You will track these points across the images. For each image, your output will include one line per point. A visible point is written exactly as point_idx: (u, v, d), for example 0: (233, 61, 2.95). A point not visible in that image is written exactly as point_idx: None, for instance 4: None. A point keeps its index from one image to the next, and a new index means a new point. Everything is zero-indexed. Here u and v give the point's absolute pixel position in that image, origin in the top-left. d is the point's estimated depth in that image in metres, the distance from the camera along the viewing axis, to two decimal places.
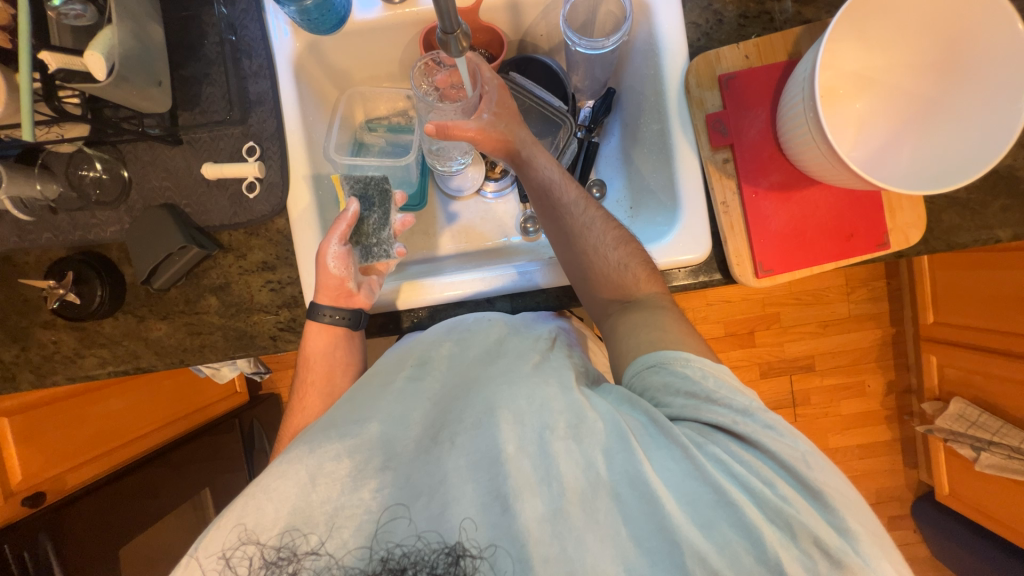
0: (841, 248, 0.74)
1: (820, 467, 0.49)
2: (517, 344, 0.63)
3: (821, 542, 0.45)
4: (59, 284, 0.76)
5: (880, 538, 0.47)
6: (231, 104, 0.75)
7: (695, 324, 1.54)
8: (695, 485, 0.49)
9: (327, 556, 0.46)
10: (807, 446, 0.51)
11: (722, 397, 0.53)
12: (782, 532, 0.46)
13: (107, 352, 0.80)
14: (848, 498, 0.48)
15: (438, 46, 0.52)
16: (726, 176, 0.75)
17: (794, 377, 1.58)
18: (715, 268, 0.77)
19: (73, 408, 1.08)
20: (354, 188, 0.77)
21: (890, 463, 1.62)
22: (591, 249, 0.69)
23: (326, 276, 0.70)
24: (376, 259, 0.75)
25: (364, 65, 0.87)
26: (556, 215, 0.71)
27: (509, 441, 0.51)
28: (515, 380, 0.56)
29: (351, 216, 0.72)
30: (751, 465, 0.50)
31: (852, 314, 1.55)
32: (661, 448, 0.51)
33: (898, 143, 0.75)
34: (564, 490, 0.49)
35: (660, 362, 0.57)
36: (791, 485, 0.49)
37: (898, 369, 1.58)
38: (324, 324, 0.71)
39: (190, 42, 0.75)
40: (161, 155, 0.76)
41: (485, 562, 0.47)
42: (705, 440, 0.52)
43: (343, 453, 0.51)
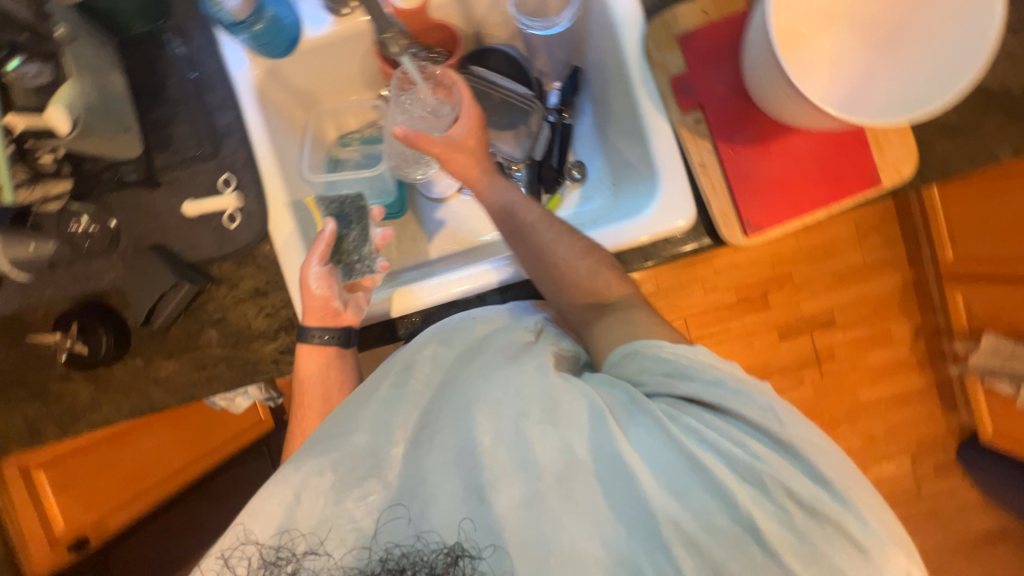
0: (830, 193, 0.72)
1: (794, 422, 0.47)
2: (500, 338, 0.62)
3: (794, 495, 0.45)
4: (65, 336, 0.78)
5: (860, 484, 0.46)
6: (202, 140, 0.77)
7: (706, 294, 1.47)
8: (671, 454, 0.48)
9: (327, 555, 0.48)
10: (782, 403, 0.50)
11: (693, 369, 0.52)
12: (756, 489, 0.46)
13: (122, 396, 0.82)
14: (823, 448, 0.46)
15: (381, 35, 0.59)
16: (699, 137, 0.73)
17: (816, 334, 1.50)
18: (703, 232, 0.75)
19: (105, 455, 1.09)
20: (330, 209, 0.78)
21: (927, 411, 1.54)
22: (561, 262, 0.68)
23: (310, 299, 0.71)
24: (361, 275, 0.76)
25: (326, 81, 0.88)
26: (518, 233, 0.71)
27: (485, 433, 0.51)
28: (491, 372, 0.56)
29: (329, 235, 0.72)
30: (724, 431, 0.48)
31: (865, 262, 1.49)
32: (636, 422, 0.51)
33: (879, 72, 0.71)
34: (541, 473, 0.49)
35: (636, 348, 0.57)
36: (766, 444, 0.47)
37: (923, 313, 1.51)
38: (315, 345, 0.71)
39: (155, 85, 0.77)
40: (143, 200, 0.78)
41: (485, 562, 0.47)
42: (681, 411, 0.51)
43: (325, 465, 0.52)
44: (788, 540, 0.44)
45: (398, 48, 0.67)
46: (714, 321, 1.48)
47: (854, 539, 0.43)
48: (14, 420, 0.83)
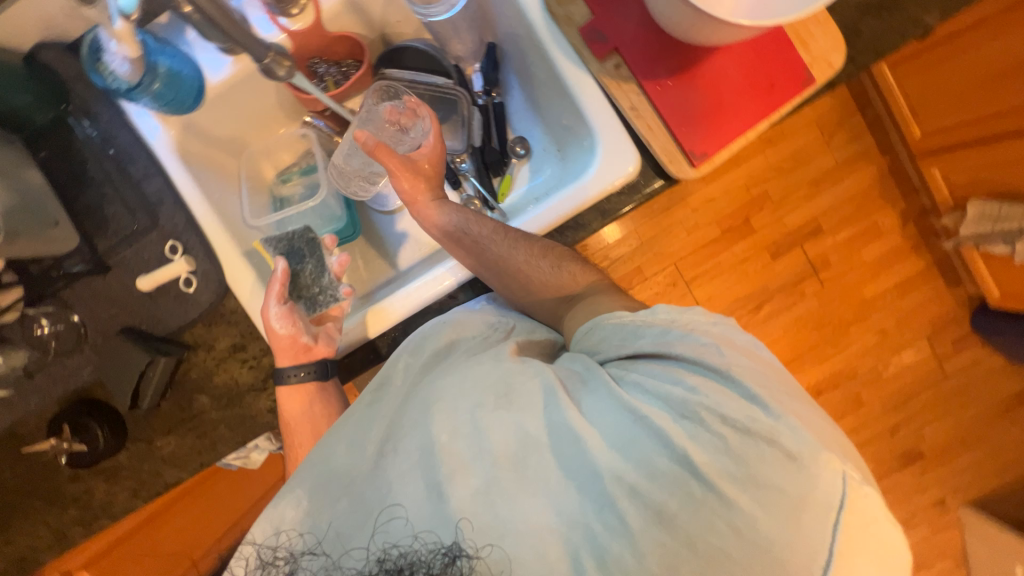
0: (766, 103, 0.71)
1: (730, 355, 0.53)
2: (469, 342, 0.65)
3: (729, 420, 0.48)
4: (60, 438, 0.78)
5: (788, 397, 0.50)
6: (137, 214, 0.76)
7: (689, 236, 1.43)
8: (615, 412, 0.51)
9: (323, 555, 0.50)
10: (722, 340, 0.55)
11: (644, 328, 0.58)
12: (691, 423, 0.49)
13: (135, 481, 0.83)
14: (756, 372, 0.51)
15: (267, 76, 0.64)
16: (623, 81, 0.72)
17: (805, 246, 1.47)
18: (652, 174, 0.74)
19: (146, 537, 1.14)
20: (279, 247, 0.76)
21: (935, 291, 1.50)
22: (524, 266, 0.70)
23: (277, 339, 0.71)
24: (327, 306, 0.75)
25: (247, 123, 0.86)
26: (478, 248, 0.72)
27: (441, 430, 0.52)
28: (451, 371, 0.58)
29: (282, 272, 0.72)
30: (665, 373, 0.52)
31: (838, 162, 1.44)
32: (587, 389, 0.54)
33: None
34: (495, 457, 0.50)
35: (594, 322, 0.63)
36: (703, 376, 0.51)
37: (907, 197, 1.48)
38: (293, 384, 0.72)
39: (75, 172, 0.75)
40: (97, 287, 0.77)
41: (484, 562, 0.47)
42: (628, 369, 0.55)
43: (302, 494, 0.54)
44: (724, 466, 0.47)
45: (285, 71, 0.65)
46: (699, 259, 1.44)
47: (785, 450, 0.46)
48: (39, 531, 0.83)
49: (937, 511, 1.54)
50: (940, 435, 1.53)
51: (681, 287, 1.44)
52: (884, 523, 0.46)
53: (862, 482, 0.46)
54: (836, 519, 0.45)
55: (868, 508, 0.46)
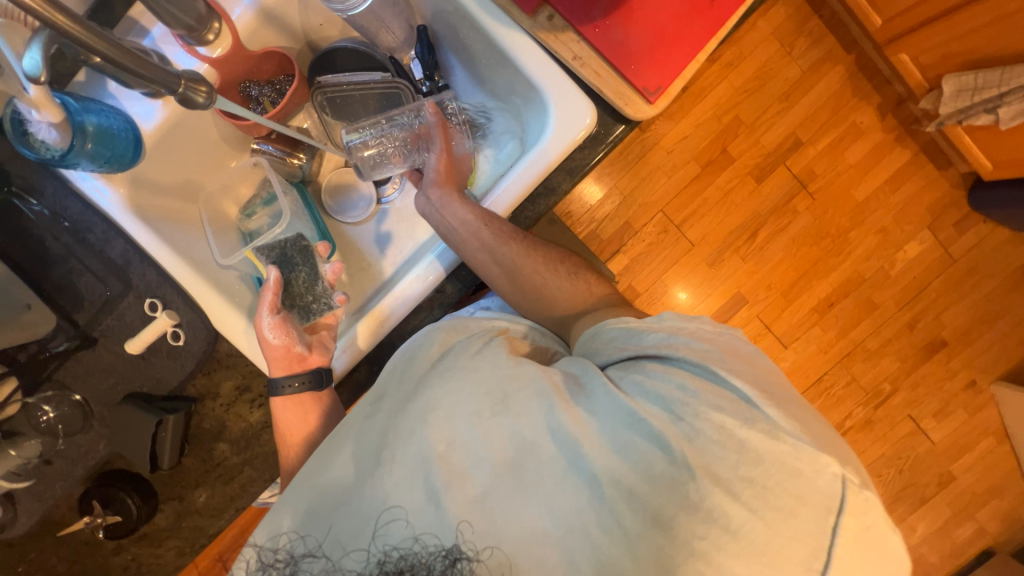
0: (710, 21, 0.70)
1: (729, 359, 0.54)
2: (467, 341, 0.62)
3: (726, 428, 0.48)
4: (94, 515, 0.79)
5: (791, 403, 0.51)
6: (108, 280, 0.74)
7: (669, 177, 1.40)
8: (614, 414, 0.52)
9: (325, 558, 0.52)
10: (722, 347, 0.56)
11: (644, 332, 0.60)
12: (687, 422, 0.50)
13: (178, 538, 0.83)
14: (756, 377, 0.52)
15: (184, 105, 0.59)
16: (559, 31, 0.70)
17: (789, 163, 1.44)
18: (611, 120, 0.71)
19: None
20: (271, 256, 0.79)
21: (926, 178, 1.47)
22: (540, 268, 0.75)
23: (272, 349, 0.71)
24: (321, 314, 0.78)
25: (196, 165, 0.84)
26: (491, 245, 0.71)
27: (438, 439, 0.52)
28: (447, 377, 0.57)
29: (274, 282, 0.72)
30: (664, 372, 0.53)
31: (803, 72, 1.40)
32: (586, 394, 0.55)
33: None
34: (492, 462, 0.52)
35: (600, 328, 0.64)
36: (701, 377, 0.52)
37: (880, 89, 1.44)
38: (288, 394, 0.71)
39: (34, 252, 0.73)
40: (90, 361, 0.76)
41: (483, 563, 0.49)
42: (629, 370, 0.56)
43: (296, 505, 0.55)
44: (720, 466, 0.48)
45: (204, 98, 0.59)
46: (685, 199, 1.41)
47: (784, 450, 0.46)
48: None
49: (970, 394, 1.53)
50: (958, 318, 1.52)
51: (672, 232, 1.42)
52: (883, 529, 0.46)
53: (864, 488, 0.46)
54: (835, 522, 0.45)
55: (868, 517, 0.45)
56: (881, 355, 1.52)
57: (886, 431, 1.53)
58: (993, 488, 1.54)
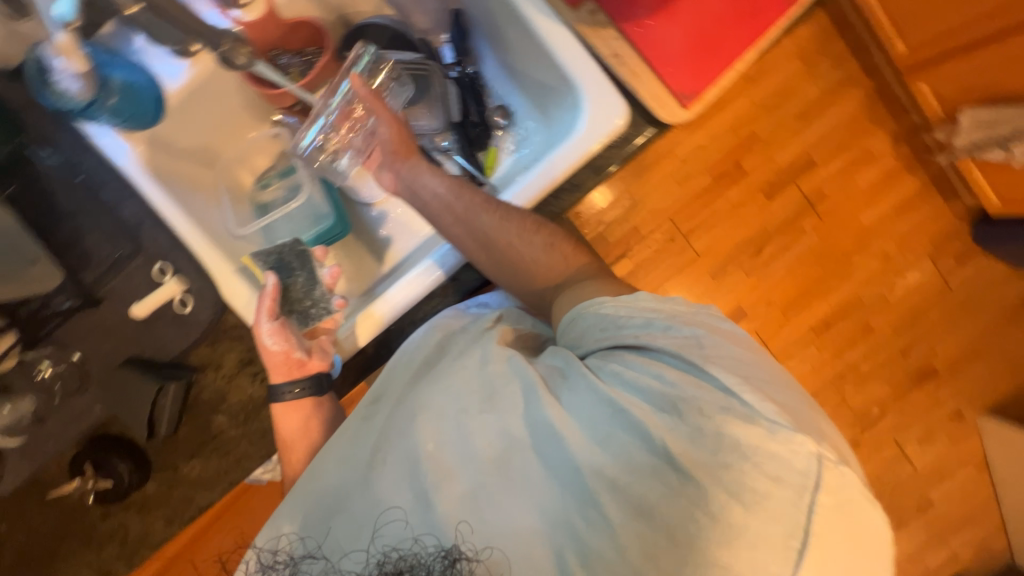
0: (747, 32, 0.70)
1: (713, 346, 0.52)
2: (462, 340, 0.61)
3: (704, 411, 0.47)
4: (85, 478, 0.78)
5: (768, 385, 0.50)
6: (118, 239, 0.73)
7: (681, 185, 1.40)
8: (594, 405, 0.51)
9: (322, 559, 0.51)
10: (706, 333, 0.54)
11: (624, 318, 0.57)
12: (669, 415, 0.49)
13: (167, 509, 0.82)
14: (736, 361, 0.51)
15: (224, 62, 0.64)
16: (600, 27, 0.68)
17: (799, 182, 1.44)
18: (642, 123, 0.73)
19: None
20: (268, 262, 0.72)
21: (932, 208, 1.49)
22: (514, 240, 0.68)
23: (269, 356, 0.69)
24: (320, 318, 0.72)
25: (216, 131, 0.82)
26: (465, 218, 0.69)
27: (428, 439, 0.53)
28: (435, 379, 0.57)
29: (272, 288, 0.69)
30: (642, 365, 0.52)
31: (822, 92, 1.41)
32: (568, 385, 0.53)
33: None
34: (482, 460, 0.51)
35: (578, 311, 0.60)
36: (680, 368, 0.51)
37: (896, 116, 1.44)
38: (289, 401, 0.69)
39: (46, 205, 0.72)
40: (92, 321, 0.74)
41: (481, 563, 0.48)
42: (606, 360, 0.54)
43: (295, 513, 0.54)
44: (700, 457, 0.46)
45: (244, 58, 0.65)
46: (696, 209, 1.42)
47: (761, 434, 0.45)
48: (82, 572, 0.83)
49: (957, 423, 1.56)
50: (951, 348, 1.54)
51: (680, 241, 1.42)
52: (859, 501, 0.45)
53: (841, 463, 0.44)
54: (811, 501, 0.44)
55: (846, 492, 0.44)
56: (873, 379, 1.54)
57: (871, 454, 1.55)
58: (969, 517, 1.57)
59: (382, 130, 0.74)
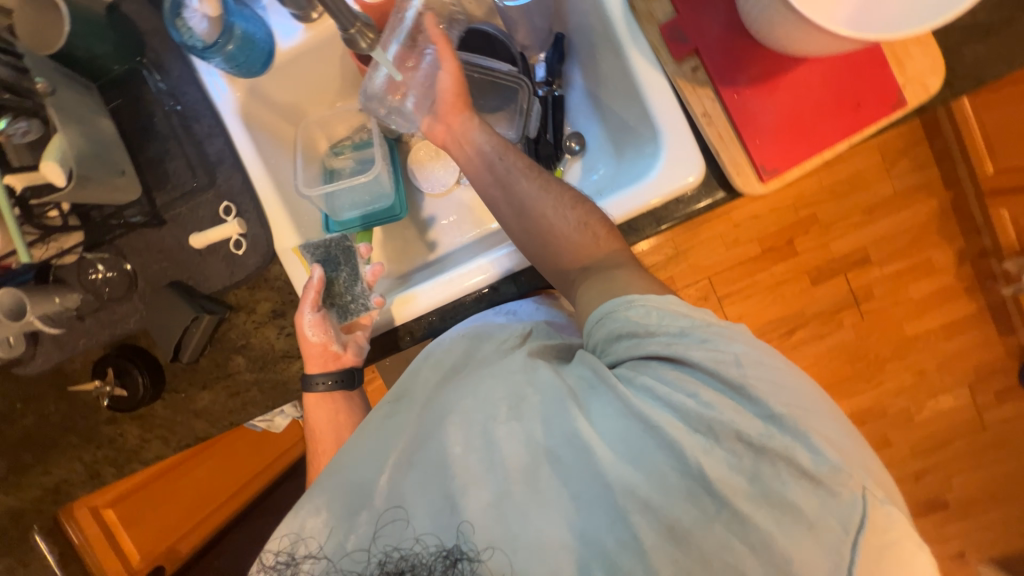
0: (851, 123, 0.65)
1: (752, 365, 0.51)
2: (487, 349, 0.67)
3: (742, 435, 0.48)
4: (105, 381, 0.81)
5: (809, 413, 0.49)
6: (196, 171, 0.77)
7: (730, 248, 1.38)
8: (624, 421, 0.53)
9: (325, 557, 0.54)
10: (743, 347, 0.53)
11: (657, 324, 0.56)
12: (706, 438, 0.49)
13: (167, 431, 0.85)
14: (776, 385, 0.50)
15: (348, 44, 0.67)
16: (699, 85, 0.68)
17: (849, 275, 1.40)
18: (715, 186, 0.70)
19: (155, 492, 1.16)
20: (316, 255, 0.76)
21: (983, 337, 1.42)
22: (549, 211, 0.68)
23: (308, 346, 0.73)
24: (357, 315, 0.75)
25: (310, 93, 0.87)
26: (508, 184, 0.71)
27: (454, 443, 0.55)
28: (463, 387, 0.60)
29: (317, 281, 0.73)
30: (677, 382, 0.52)
31: (897, 191, 1.36)
32: (597, 396, 0.55)
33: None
34: (507, 470, 0.52)
35: (605, 313, 0.59)
36: (718, 390, 0.51)
37: (965, 236, 1.38)
38: (321, 391, 0.74)
39: (142, 123, 0.76)
40: (152, 239, 0.78)
41: (484, 562, 0.50)
42: (637, 372, 0.54)
43: (320, 504, 0.56)
44: (738, 483, 0.48)
45: (367, 43, 0.67)
46: (740, 275, 1.40)
47: (801, 467, 0.46)
48: (74, 466, 0.86)
49: (956, 564, 1.47)
50: (969, 486, 1.45)
51: (714, 303, 1.40)
52: (903, 539, 0.45)
53: (884, 500, 0.46)
54: (854, 538, 0.45)
55: (887, 528, 0.45)
56: None
57: None
58: None
59: (441, 88, 0.73)
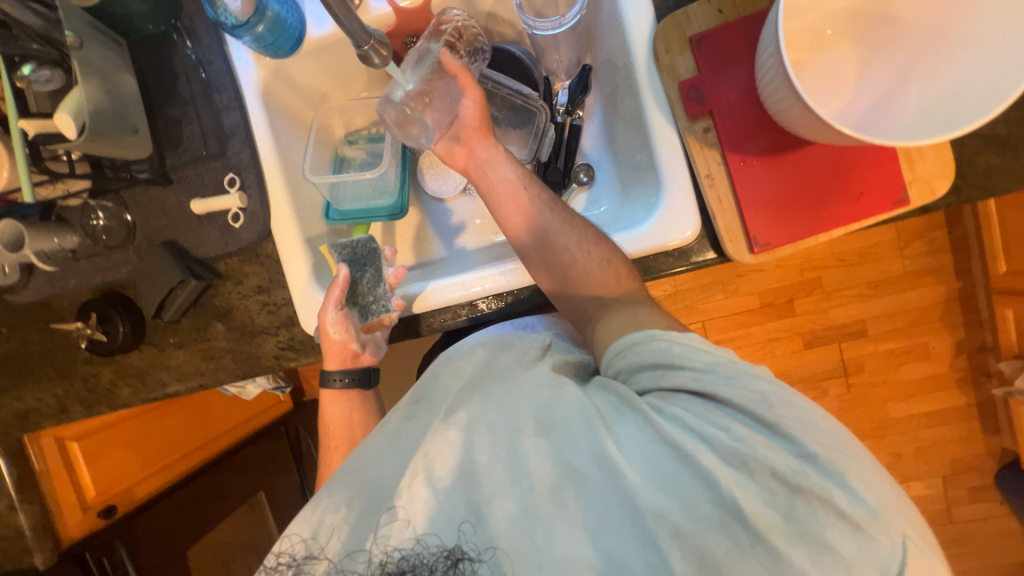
0: (853, 212, 0.65)
1: (784, 403, 0.49)
2: (507, 360, 0.62)
3: (777, 472, 0.46)
4: (86, 325, 0.82)
5: (847, 454, 0.47)
6: (209, 140, 0.78)
7: (726, 298, 1.38)
8: (654, 447, 0.50)
9: (326, 559, 0.50)
10: (774, 385, 0.51)
11: (685, 356, 0.54)
12: (741, 473, 0.47)
13: (138, 381, 0.87)
14: (811, 425, 0.48)
15: (362, 62, 0.61)
16: (708, 146, 0.68)
17: (843, 345, 1.39)
18: (707, 246, 0.71)
19: (130, 430, 1.15)
20: (343, 254, 0.78)
21: (965, 431, 1.41)
22: (573, 246, 0.70)
23: (330, 342, 0.76)
24: (377, 315, 0.76)
25: (334, 80, 0.88)
26: (527, 211, 0.73)
27: (480, 452, 0.52)
28: (486, 395, 0.56)
29: (343, 280, 0.75)
30: (707, 416, 0.50)
31: (907, 270, 1.34)
32: (624, 420, 0.52)
33: (902, 83, 0.66)
34: (535, 485, 0.50)
35: (627, 345, 0.60)
36: (750, 425, 0.49)
37: (968, 328, 1.37)
38: (336, 387, 0.79)
39: (165, 84, 0.78)
40: (156, 197, 0.80)
41: (484, 564, 0.48)
42: (667, 402, 0.52)
43: (342, 499, 0.53)
44: (773, 519, 0.45)
45: (381, 61, 0.61)
46: (734, 326, 1.39)
47: (837, 509, 0.44)
48: (45, 397, 0.88)
49: None
50: None
51: None
52: None
53: (920, 547, 0.44)
54: None
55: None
56: None
57: None
58: None
59: (461, 113, 0.74)
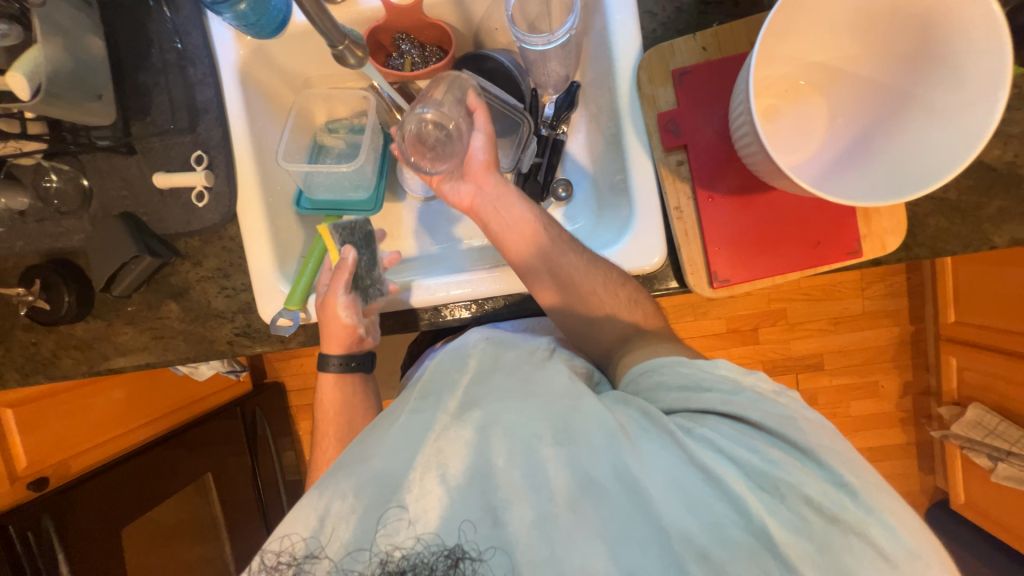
0: (808, 259, 0.68)
1: (814, 431, 0.49)
2: (513, 356, 0.61)
3: (812, 501, 0.45)
4: (29, 291, 0.78)
5: (881, 489, 0.46)
6: (179, 113, 0.76)
7: (694, 320, 1.42)
8: (681, 466, 0.48)
9: (327, 558, 0.47)
10: (806, 414, 0.51)
11: (712, 381, 0.53)
12: (770, 496, 0.46)
13: (80, 353, 0.83)
14: (845, 456, 0.48)
15: (336, 62, 0.60)
16: (680, 179, 0.70)
17: (800, 376, 1.45)
18: (670, 275, 0.72)
19: (72, 401, 1.12)
20: (344, 236, 0.76)
21: (903, 467, 1.48)
22: (571, 257, 0.69)
23: (334, 327, 0.75)
24: (375, 300, 0.75)
25: (317, 67, 0.86)
26: (536, 231, 0.70)
27: (499, 454, 0.50)
28: (503, 397, 0.54)
29: (347, 263, 0.73)
30: (737, 437, 0.49)
31: (865, 311, 1.40)
32: (650, 437, 0.50)
33: (865, 141, 0.69)
34: (553, 493, 0.48)
35: (655, 366, 0.59)
36: (783, 449, 0.48)
37: (915, 370, 1.43)
38: (336, 372, 0.78)
39: (138, 51, 0.75)
40: (117, 165, 0.77)
41: (485, 564, 0.46)
42: (694, 423, 0.51)
43: (348, 489, 0.49)
44: (803, 548, 0.44)
45: (356, 61, 0.59)
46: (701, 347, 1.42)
47: (875, 545, 0.43)
48: None
49: None
50: None
51: None
52: None
53: None
54: None
55: None
56: None
57: None
58: None
59: (474, 149, 0.74)
